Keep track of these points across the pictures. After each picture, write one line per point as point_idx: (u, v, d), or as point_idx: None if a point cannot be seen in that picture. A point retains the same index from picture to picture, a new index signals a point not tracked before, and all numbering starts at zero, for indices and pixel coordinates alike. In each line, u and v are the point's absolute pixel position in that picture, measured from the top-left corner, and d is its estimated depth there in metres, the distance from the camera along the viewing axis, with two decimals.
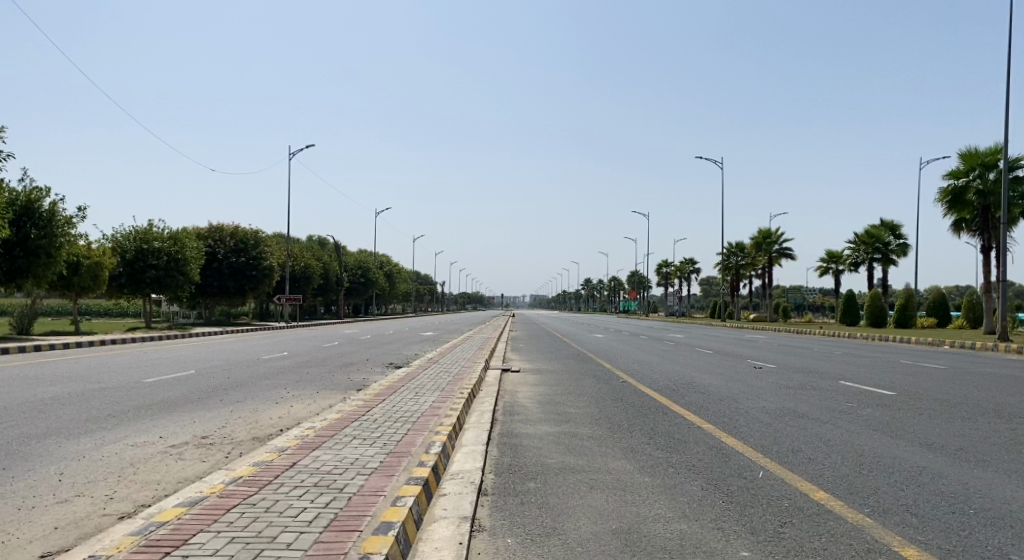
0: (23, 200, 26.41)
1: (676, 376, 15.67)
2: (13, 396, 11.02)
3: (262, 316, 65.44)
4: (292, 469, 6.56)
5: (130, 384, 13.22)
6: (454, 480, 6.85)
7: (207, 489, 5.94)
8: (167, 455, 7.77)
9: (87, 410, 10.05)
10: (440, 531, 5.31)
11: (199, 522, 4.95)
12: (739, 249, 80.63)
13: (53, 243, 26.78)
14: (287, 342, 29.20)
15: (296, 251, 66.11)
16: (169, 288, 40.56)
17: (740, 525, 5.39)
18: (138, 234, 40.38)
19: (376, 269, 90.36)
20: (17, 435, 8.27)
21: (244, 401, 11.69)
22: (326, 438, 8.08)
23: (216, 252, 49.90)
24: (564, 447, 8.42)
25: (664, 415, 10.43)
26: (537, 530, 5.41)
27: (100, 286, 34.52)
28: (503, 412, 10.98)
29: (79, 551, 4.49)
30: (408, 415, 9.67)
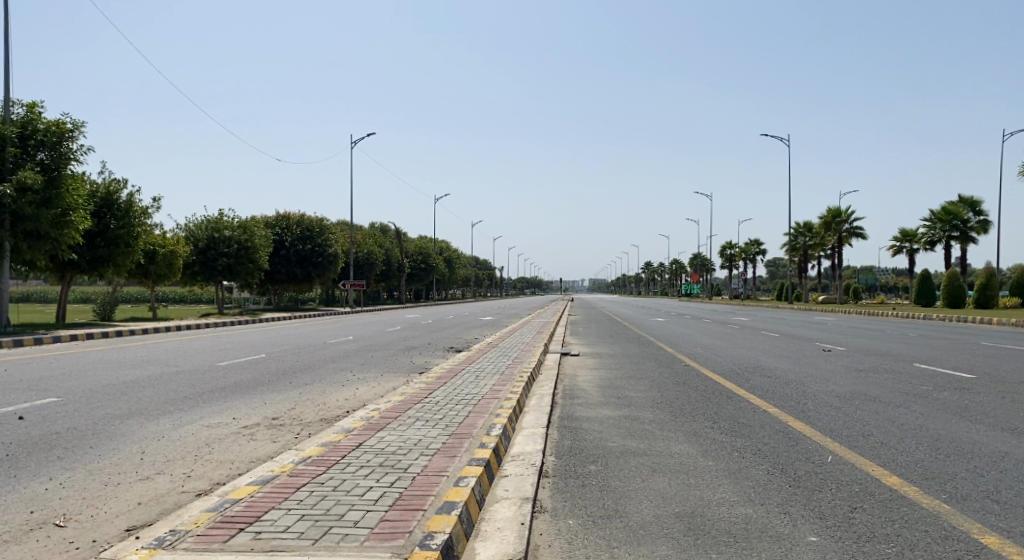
0: (103, 191, 27.61)
1: (741, 360, 15.41)
2: (98, 379, 11.59)
3: (327, 301, 67.01)
4: (358, 450, 6.73)
5: (205, 367, 13.73)
6: (515, 461, 6.91)
7: (278, 469, 6.14)
8: (241, 435, 8.07)
9: (165, 393, 10.48)
10: (502, 512, 5.37)
11: (271, 499, 5.14)
12: (806, 229, 78.57)
13: (131, 233, 27.91)
14: (353, 327, 29.90)
15: (359, 238, 67.31)
16: (240, 275, 41.86)
17: (808, 510, 5.29)
18: (210, 223, 41.77)
19: (437, 254, 91.29)
20: (102, 415, 8.71)
21: (313, 383, 12.03)
22: (390, 420, 8.25)
23: (283, 240, 51.24)
24: (625, 430, 8.40)
25: (729, 399, 10.28)
26: (599, 513, 5.42)
27: (176, 273, 35.88)
28: (564, 395, 11.01)
29: (160, 525, 4.72)
30: (469, 398, 9.78)
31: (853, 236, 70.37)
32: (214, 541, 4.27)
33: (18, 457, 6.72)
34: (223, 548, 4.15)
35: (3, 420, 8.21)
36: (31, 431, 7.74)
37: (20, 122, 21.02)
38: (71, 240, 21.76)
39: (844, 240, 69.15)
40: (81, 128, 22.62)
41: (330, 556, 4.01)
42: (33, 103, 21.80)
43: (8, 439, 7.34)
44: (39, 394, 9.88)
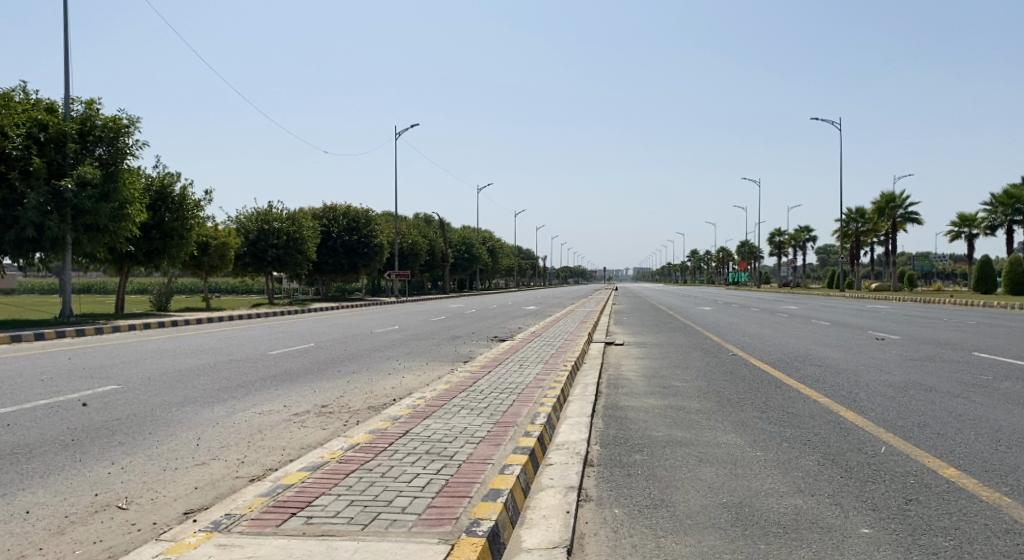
0: (158, 185, 28.36)
1: (790, 349, 15.17)
2: (155, 367, 11.94)
3: (374, 291, 67.85)
4: (405, 437, 6.83)
5: (256, 356, 14.03)
6: (560, 450, 6.92)
7: (327, 455, 6.27)
8: (291, 422, 8.24)
9: (219, 381, 10.77)
10: (547, 499, 5.40)
11: (322, 485, 5.26)
12: (859, 215, 76.76)
13: (185, 225, 28.64)
14: (398, 316, 30.29)
15: (404, 228, 67.87)
16: (289, 266, 42.64)
17: (861, 501, 5.20)
18: (259, 215, 42.58)
19: (481, 244, 91.58)
20: (159, 402, 8.99)
21: (360, 372, 12.22)
22: (435, 408, 8.34)
23: (330, 232, 51.98)
24: (671, 420, 8.34)
25: (778, 388, 10.15)
26: (644, 502, 5.41)
27: (227, 264, 36.72)
28: (608, 385, 10.98)
29: (216, 509, 4.86)
30: (514, 387, 9.82)
31: (908, 222, 68.45)
32: (267, 526, 4.38)
33: (82, 442, 6.99)
34: (276, 531, 4.26)
35: (68, 406, 8.53)
36: (94, 416, 8.04)
37: (79, 119, 21.69)
38: (127, 232, 22.53)
39: (898, 226, 67.28)
40: (137, 123, 23.24)
41: (379, 540, 4.09)
42: (92, 100, 22.47)
43: (73, 424, 7.63)
44: (101, 382, 10.25)
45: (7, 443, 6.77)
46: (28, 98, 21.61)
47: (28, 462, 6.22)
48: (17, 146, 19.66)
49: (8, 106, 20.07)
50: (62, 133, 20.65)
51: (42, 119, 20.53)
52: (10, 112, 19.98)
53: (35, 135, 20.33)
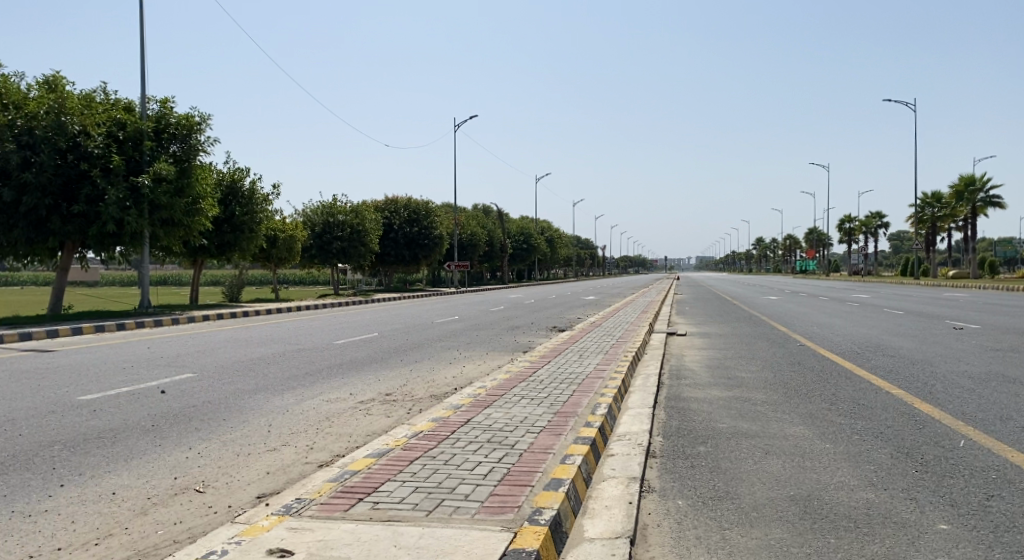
0: (229, 180, 29.25)
1: (861, 339, 14.73)
2: (227, 356, 12.37)
3: (434, 282, 68.64)
4: (466, 426, 6.91)
5: (322, 345, 14.38)
6: (622, 441, 6.90)
7: (391, 442, 6.40)
8: (357, 410, 8.44)
9: (288, 369, 11.10)
10: (610, 490, 5.39)
11: (387, 471, 5.38)
12: (936, 200, 73.83)
13: (255, 218, 29.53)
14: (458, 306, 30.64)
15: (464, 219, 68.36)
16: (353, 258, 43.50)
17: (937, 496, 5.03)
18: (324, 208, 43.50)
19: (539, 234, 91.51)
20: (233, 390, 9.33)
21: (423, 362, 12.40)
22: (496, 397, 8.41)
23: (392, 224, 52.78)
24: (735, 412, 8.20)
25: (848, 379, 9.90)
26: (709, 494, 5.36)
27: (295, 256, 37.68)
28: (670, 375, 10.88)
29: (287, 494, 5.02)
30: (574, 376, 9.83)
31: (988, 206, 65.53)
32: (336, 510, 4.50)
33: (162, 427, 7.30)
34: (344, 516, 4.38)
35: (148, 393, 8.93)
36: (172, 403, 8.39)
37: (155, 117, 22.57)
38: (200, 226, 23.42)
39: (978, 211, 64.42)
40: (208, 120, 24.02)
41: (444, 527, 4.17)
42: (166, 98, 23.31)
43: (153, 411, 7.98)
44: (178, 370, 10.68)
45: (94, 428, 7.13)
46: (108, 99, 22.57)
47: (114, 446, 6.53)
48: (98, 145, 20.54)
49: (90, 106, 21.02)
50: (139, 131, 21.53)
51: (121, 118, 21.44)
52: (92, 112, 20.92)
53: (114, 134, 21.26)
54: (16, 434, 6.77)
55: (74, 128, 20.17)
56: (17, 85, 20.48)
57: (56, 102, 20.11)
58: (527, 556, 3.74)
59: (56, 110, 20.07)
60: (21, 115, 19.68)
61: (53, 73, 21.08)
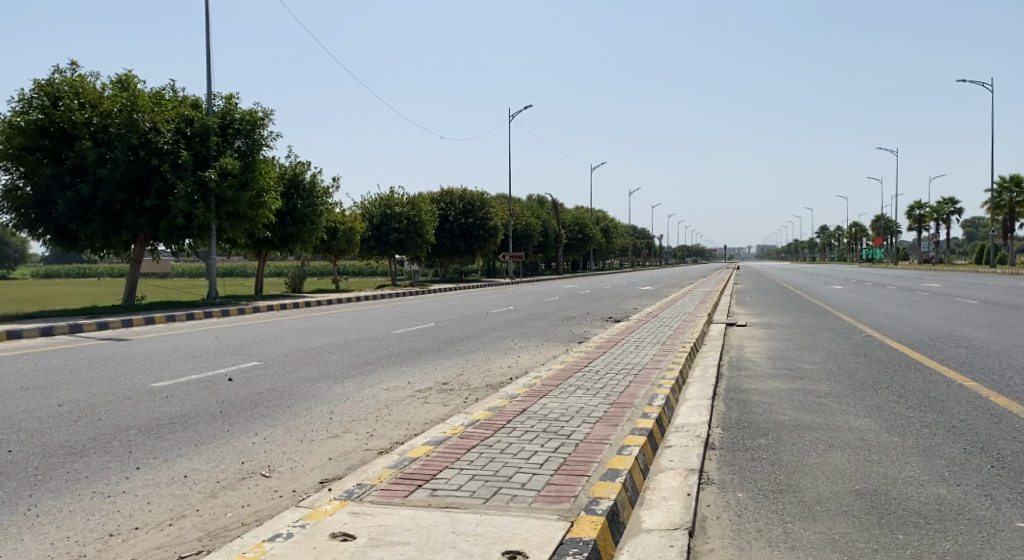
0: (291, 173, 29.92)
1: (932, 329, 14.22)
2: (290, 345, 12.70)
3: (489, 273, 69.04)
4: (522, 415, 6.94)
5: (381, 335, 14.63)
6: (680, 432, 6.82)
7: (449, 431, 6.47)
8: (415, 398, 8.57)
9: (349, 358, 11.33)
10: (668, 481, 5.35)
11: (445, 459, 5.45)
12: (1013, 184, 70.49)
13: (315, 211, 30.21)
14: (513, 297, 30.79)
15: (518, 209, 68.47)
16: (410, 249, 44.08)
17: (1015, 494, 4.84)
18: (381, 201, 44.08)
19: (594, 224, 90.95)
20: (296, 378, 9.58)
21: (479, 351, 12.49)
22: (552, 387, 8.42)
23: (448, 215, 53.18)
24: (797, 404, 8.02)
25: (918, 371, 9.57)
26: (770, 487, 5.26)
27: (354, 248, 38.36)
28: (730, 367, 10.71)
29: (349, 479, 5.13)
30: (630, 367, 9.77)
31: None
32: (395, 496, 4.58)
33: (230, 414, 7.54)
34: (403, 502, 4.46)
35: (217, 380, 9.24)
36: (239, 390, 8.67)
37: (220, 113, 23.25)
38: (264, 219, 24.07)
39: None
40: (271, 114, 24.62)
41: (502, 515, 4.20)
42: (231, 94, 23.97)
43: (221, 397, 8.26)
44: (244, 359, 11.02)
45: (166, 413, 7.41)
46: (177, 96, 23.36)
47: (186, 431, 6.78)
48: (167, 141, 21.28)
49: (159, 104, 21.78)
50: (205, 127, 22.25)
51: (189, 115, 22.16)
52: (162, 110, 21.67)
53: (182, 130, 22.01)
54: (96, 418, 7.08)
55: (145, 125, 20.96)
56: (93, 84, 21.28)
57: (128, 101, 20.90)
58: (584, 545, 3.74)
59: (129, 108, 20.87)
60: (97, 113, 20.46)
61: (125, 72, 21.88)
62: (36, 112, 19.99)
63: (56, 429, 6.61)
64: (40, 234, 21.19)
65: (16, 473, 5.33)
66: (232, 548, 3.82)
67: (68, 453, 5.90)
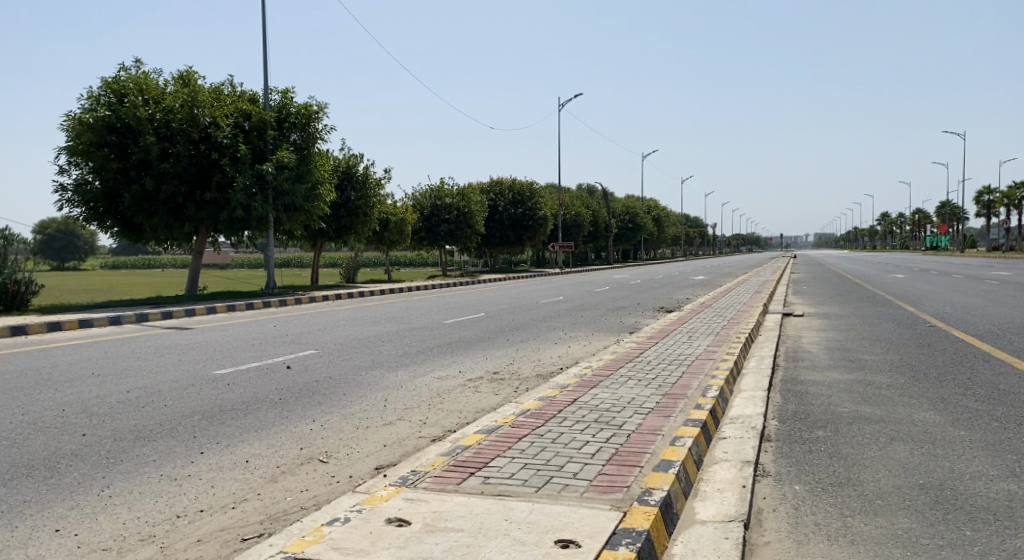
0: (344, 166, 30.34)
1: (1001, 320, 13.66)
2: (344, 334, 12.93)
3: (539, 263, 69.03)
4: (573, 405, 6.94)
5: (433, 325, 14.77)
6: (735, 424, 6.72)
7: (500, 420, 6.50)
8: (467, 387, 8.64)
9: (401, 347, 11.48)
10: (722, 473, 5.29)
11: (496, 447, 5.48)
12: None
13: (368, 203, 30.62)
14: (563, 287, 30.77)
15: (568, 199, 68.14)
16: (460, 240, 44.35)
17: None
18: (432, 192, 44.39)
19: (645, 213, 90.00)
20: (351, 366, 9.76)
21: (530, 341, 12.52)
22: (602, 378, 8.39)
23: (497, 205, 53.29)
24: (857, 396, 7.83)
25: (985, 363, 9.22)
26: (829, 480, 5.15)
27: (405, 239, 38.74)
28: (786, 358, 10.50)
29: (403, 466, 5.21)
30: (683, 358, 9.67)
31: None
32: (448, 483, 4.64)
33: (288, 401, 7.73)
34: (457, 489, 4.51)
35: (276, 368, 9.49)
36: (297, 378, 8.88)
37: (277, 107, 23.67)
38: (319, 211, 24.51)
39: None
40: (326, 107, 24.97)
41: (554, 503, 4.21)
42: (286, 89, 24.38)
43: (280, 385, 8.47)
44: (301, 347, 11.27)
45: (227, 400, 7.64)
46: (235, 91, 23.88)
47: (246, 417, 6.98)
48: (226, 135, 21.80)
49: (218, 99, 22.29)
50: (262, 121, 22.72)
51: (246, 109, 22.64)
52: (221, 105, 22.19)
53: (241, 124, 22.50)
54: (162, 404, 7.34)
55: (205, 120, 21.45)
56: (156, 81, 21.91)
57: (189, 96, 21.48)
58: (637, 535, 3.73)
59: (189, 103, 21.47)
60: (160, 109, 21.02)
61: (186, 69, 22.48)
62: (104, 109, 20.75)
63: (126, 415, 6.87)
64: (109, 227, 22.00)
65: (89, 455, 5.56)
66: (292, 532, 3.92)
67: (137, 437, 6.12)
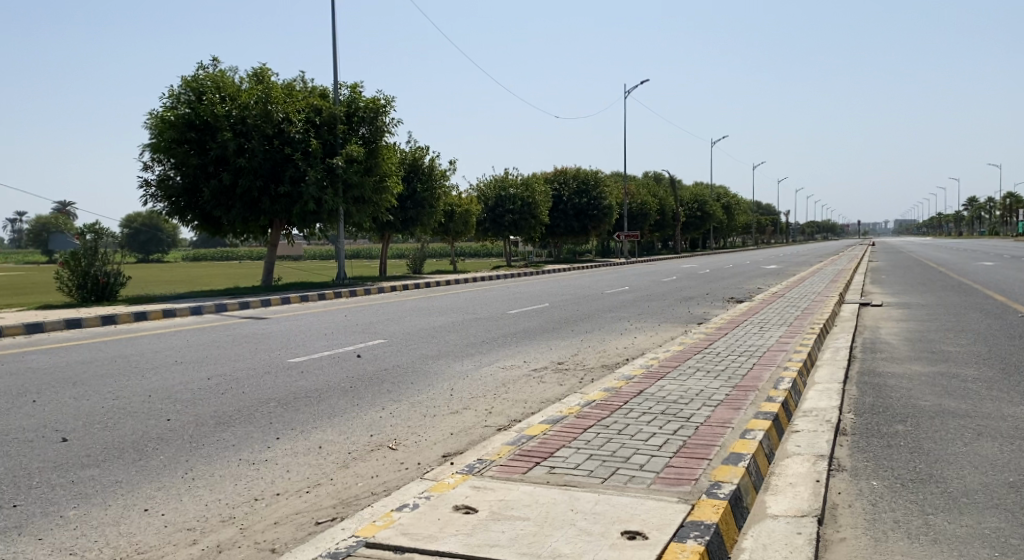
0: (411, 158, 30.74)
1: None
2: (411, 324, 13.12)
3: (604, 252, 68.48)
4: (640, 397, 6.86)
5: (497, 315, 14.85)
6: (808, 417, 6.53)
7: (565, 410, 6.48)
8: (531, 377, 8.66)
9: (467, 337, 11.57)
10: (794, 467, 5.14)
11: (562, 438, 5.47)
12: None
13: (433, 194, 30.99)
14: (629, 277, 30.37)
15: (634, 188, 67.39)
16: (524, 230, 44.41)
17: None
18: (497, 182, 44.57)
19: (714, 201, 88.05)
20: (418, 356, 9.89)
21: (595, 332, 12.45)
22: (670, 369, 8.28)
23: (562, 195, 53.12)
24: (940, 389, 7.49)
25: None
26: (909, 476, 4.96)
27: (470, 229, 38.98)
28: (863, 349, 10.14)
29: (469, 455, 5.24)
30: (753, 349, 9.44)
31: None
32: (514, 472, 4.66)
33: (358, 389, 7.90)
34: (522, 478, 4.53)
35: (346, 357, 9.70)
36: (366, 367, 9.06)
37: (346, 102, 24.09)
38: (387, 203, 24.93)
39: None
40: (393, 100, 25.27)
41: (619, 495, 4.18)
42: (355, 83, 24.77)
43: (350, 372, 8.68)
44: (370, 337, 11.49)
45: (301, 387, 7.86)
46: (306, 86, 24.40)
47: (319, 404, 7.16)
48: (298, 130, 22.33)
49: (291, 95, 22.84)
50: (332, 116, 23.19)
51: (317, 105, 23.15)
52: (293, 100, 22.72)
53: (312, 119, 23.02)
54: (240, 391, 7.60)
55: (279, 116, 22.03)
56: (232, 79, 22.60)
57: (263, 93, 22.08)
58: (706, 528, 3.66)
59: (263, 100, 22.06)
60: (236, 106, 21.68)
61: (261, 66, 23.10)
62: (184, 106, 21.61)
63: (206, 401, 7.14)
64: (189, 220, 22.92)
65: (174, 439, 5.81)
66: (363, 516, 4.01)
67: (217, 422, 6.36)
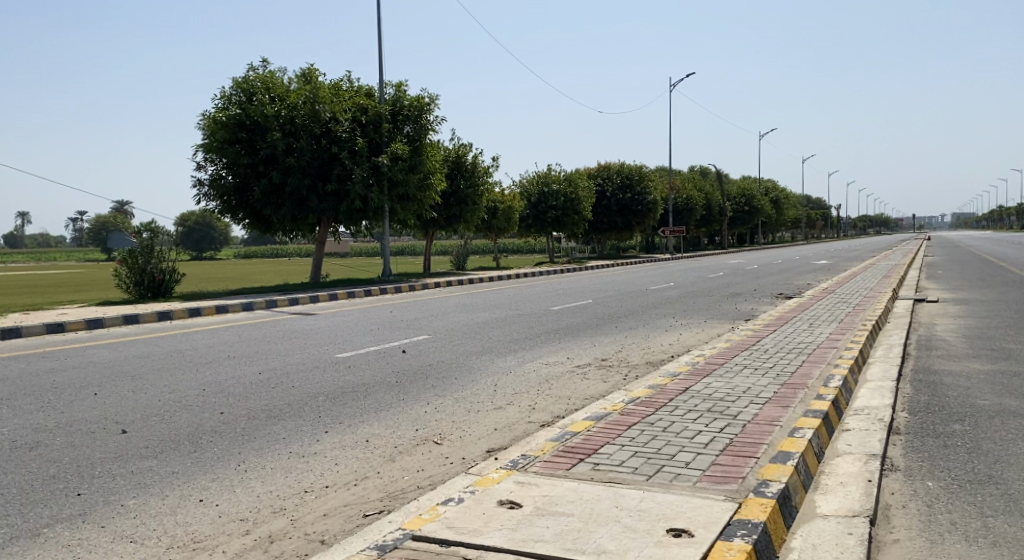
0: (455, 155, 30.88)
1: None
2: (455, 320, 13.20)
3: (649, 249, 67.83)
4: (686, 394, 6.80)
5: (541, 311, 14.85)
6: (859, 416, 6.39)
7: (609, 407, 6.45)
8: (575, 374, 8.64)
9: (510, 334, 11.60)
10: (845, 466, 5.04)
11: (606, 434, 5.45)
12: None
13: (477, 191, 31.10)
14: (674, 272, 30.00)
15: (679, 183, 66.55)
16: (567, 226, 44.27)
17: None
18: (540, 178, 44.52)
19: (762, 196, 86.45)
20: (462, 352, 9.96)
21: (639, 328, 12.36)
22: (716, 366, 8.17)
23: (605, 190, 52.77)
24: (1000, 388, 7.24)
25: None
26: (967, 477, 4.82)
27: (513, 226, 38.99)
28: (917, 346, 9.87)
29: (513, 450, 5.27)
30: (802, 346, 9.27)
31: None
32: (558, 468, 4.66)
33: (403, 383, 7.99)
34: (567, 474, 4.53)
35: (392, 352, 9.82)
36: (411, 362, 9.15)
37: (391, 101, 24.34)
38: (431, 201, 25.09)
39: None
40: (437, 99, 25.44)
41: (664, 492, 4.16)
42: (400, 82, 24.98)
43: (396, 368, 8.78)
44: (415, 332, 11.60)
45: (348, 382, 7.98)
46: (352, 86, 24.70)
47: (366, 399, 7.27)
48: (345, 129, 22.66)
49: (337, 94, 23.21)
50: (378, 115, 23.46)
51: (363, 104, 23.47)
52: (340, 100, 23.06)
53: (358, 118, 23.33)
54: (289, 385, 7.76)
55: (326, 115, 22.41)
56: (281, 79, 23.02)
57: (311, 93, 22.46)
58: (754, 527, 3.62)
59: (311, 100, 22.45)
60: (284, 107, 22.23)
61: (309, 67, 23.49)
62: (235, 107, 22.07)
63: (257, 394, 7.30)
64: (240, 219, 23.41)
65: (227, 432, 5.96)
66: (409, 509, 4.06)
67: (268, 416, 6.50)
